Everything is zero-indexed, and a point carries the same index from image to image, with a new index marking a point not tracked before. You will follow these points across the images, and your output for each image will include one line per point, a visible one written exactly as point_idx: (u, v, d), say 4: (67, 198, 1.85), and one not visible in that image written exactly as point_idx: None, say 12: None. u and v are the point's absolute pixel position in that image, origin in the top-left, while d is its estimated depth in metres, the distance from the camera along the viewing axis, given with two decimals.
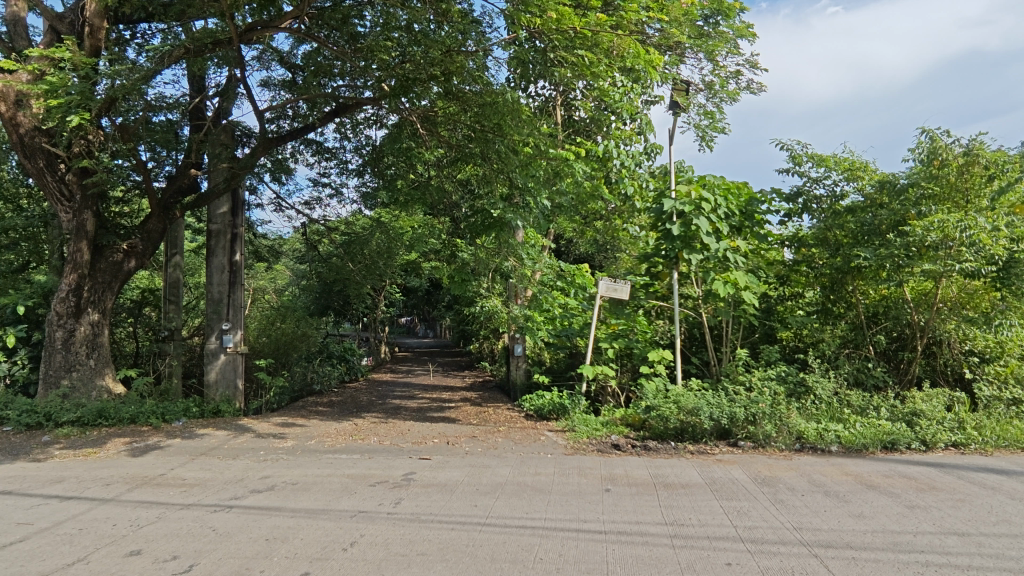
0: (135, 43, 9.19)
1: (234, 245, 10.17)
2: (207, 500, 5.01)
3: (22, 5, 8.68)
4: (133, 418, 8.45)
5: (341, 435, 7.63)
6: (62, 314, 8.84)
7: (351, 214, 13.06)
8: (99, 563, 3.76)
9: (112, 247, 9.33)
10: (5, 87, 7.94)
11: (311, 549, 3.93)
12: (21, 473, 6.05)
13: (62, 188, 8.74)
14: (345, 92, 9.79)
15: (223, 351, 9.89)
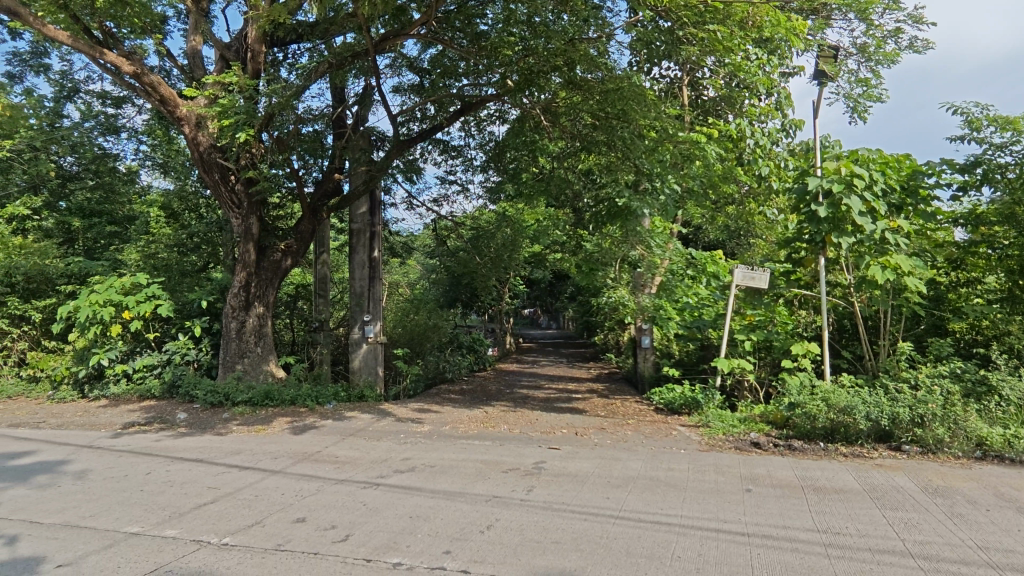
0: (287, 63, 10.17)
1: (372, 242, 10.94)
2: (357, 477, 5.47)
3: (198, 39, 9.96)
4: (292, 400, 9.48)
5: (473, 422, 7.95)
6: (235, 307, 10.10)
7: (477, 209, 13.50)
8: (272, 526, 4.25)
9: (273, 247, 10.45)
10: (187, 112, 9.16)
11: (451, 529, 4.13)
12: (209, 444, 7.03)
13: (232, 196, 9.91)
14: (470, 92, 10.10)
15: (365, 341, 10.70)
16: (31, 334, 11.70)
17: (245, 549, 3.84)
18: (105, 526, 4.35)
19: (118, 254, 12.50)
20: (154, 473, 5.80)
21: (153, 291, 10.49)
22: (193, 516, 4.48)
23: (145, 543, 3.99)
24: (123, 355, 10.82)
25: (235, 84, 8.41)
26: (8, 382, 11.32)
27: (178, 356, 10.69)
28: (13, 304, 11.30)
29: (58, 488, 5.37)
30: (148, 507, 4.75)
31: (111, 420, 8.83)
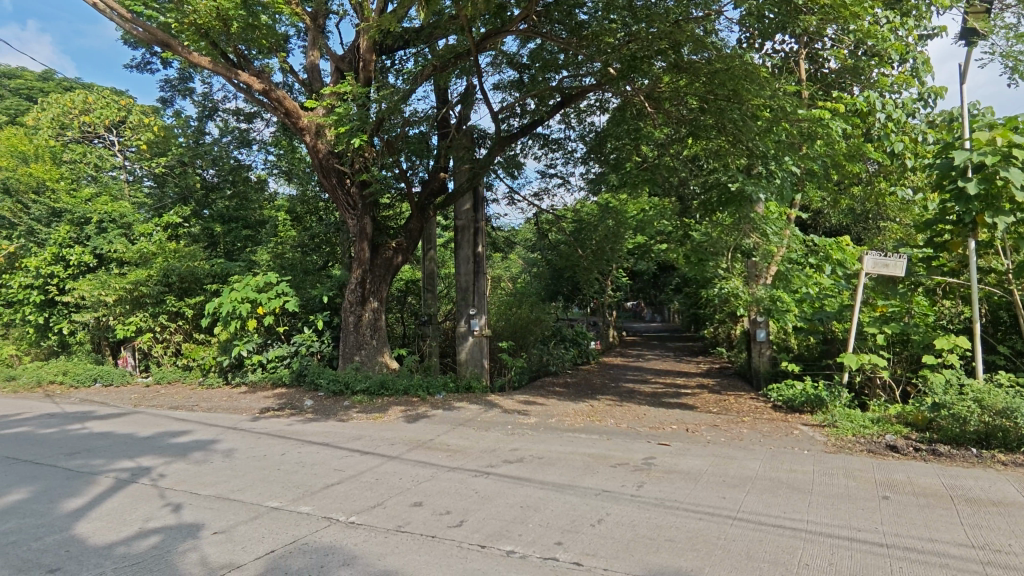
0: (394, 69, 10.67)
1: (476, 238, 11.22)
2: (468, 465, 5.65)
3: (316, 54, 10.70)
4: (405, 390, 9.98)
5: (578, 415, 7.93)
6: (352, 302, 10.79)
7: (578, 201, 13.39)
8: (392, 508, 4.51)
9: (385, 245, 11.05)
10: (308, 122, 9.87)
11: (561, 521, 4.15)
12: (333, 430, 7.59)
13: (348, 199, 10.57)
14: (570, 83, 10.04)
15: (472, 334, 11.01)
16: (184, 328, 13.26)
17: (370, 528, 4.11)
18: (250, 499, 4.83)
19: (252, 255, 13.80)
20: (288, 454, 6.36)
21: (282, 288, 11.43)
22: (323, 495, 4.86)
23: (284, 517, 4.39)
24: (258, 347, 11.95)
25: (349, 93, 8.95)
26: (168, 370, 12.93)
27: (304, 348, 11.61)
28: (170, 301, 12.87)
29: (210, 464, 6.05)
30: (285, 484, 5.22)
31: (250, 405, 9.80)
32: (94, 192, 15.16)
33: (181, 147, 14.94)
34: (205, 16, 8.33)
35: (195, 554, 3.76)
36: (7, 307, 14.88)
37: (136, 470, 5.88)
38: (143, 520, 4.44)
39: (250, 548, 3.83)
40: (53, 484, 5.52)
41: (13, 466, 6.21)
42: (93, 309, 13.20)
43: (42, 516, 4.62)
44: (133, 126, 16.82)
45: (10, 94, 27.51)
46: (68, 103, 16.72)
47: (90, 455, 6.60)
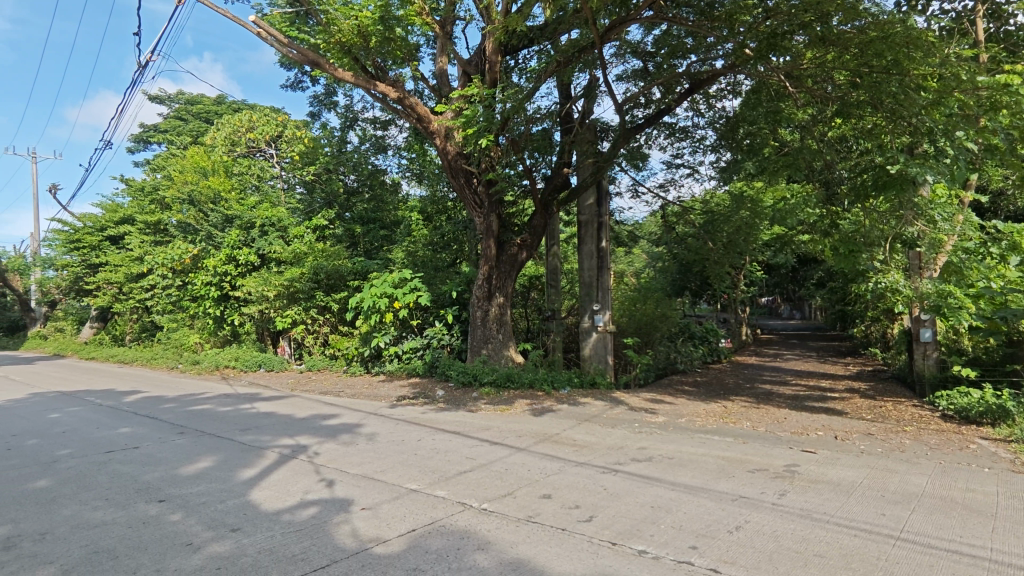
0: (518, 68, 10.87)
1: (600, 232, 11.10)
2: (596, 461, 5.63)
3: (445, 59, 11.19)
4: (531, 383, 10.16)
5: (710, 416, 7.58)
6: (480, 297, 11.20)
7: (707, 192, 12.76)
8: (523, 498, 4.62)
9: (510, 242, 11.31)
10: (438, 125, 10.34)
11: (695, 525, 3.99)
12: (463, 419, 7.93)
13: (476, 197, 10.94)
14: (699, 68, 9.58)
15: (595, 330, 10.92)
16: (331, 320, 14.59)
17: (502, 516, 4.24)
18: (392, 480, 5.20)
19: (388, 254, 14.80)
20: (423, 440, 6.76)
21: (415, 283, 12.21)
22: (457, 481, 5.10)
23: (422, 499, 4.67)
24: (394, 339, 12.82)
25: (476, 96, 9.25)
26: (318, 359, 14.33)
27: (436, 341, 12.34)
28: (319, 297, 14.22)
29: (357, 445, 6.60)
30: (422, 468, 5.56)
31: (388, 393, 10.56)
32: (258, 200, 17.16)
33: (327, 156, 16.48)
34: (349, 33, 9.11)
35: (347, 527, 4.13)
36: (192, 301, 17.36)
37: (296, 447, 6.58)
38: (303, 492, 4.95)
39: (393, 525, 4.12)
40: (231, 455, 6.35)
41: (201, 438, 7.23)
42: (257, 303, 14.97)
43: (224, 482, 5.34)
44: (288, 140, 18.63)
45: (193, 117, 31.92)
46: (237, 122, 18.86)
47: (258, 432, 7.50)
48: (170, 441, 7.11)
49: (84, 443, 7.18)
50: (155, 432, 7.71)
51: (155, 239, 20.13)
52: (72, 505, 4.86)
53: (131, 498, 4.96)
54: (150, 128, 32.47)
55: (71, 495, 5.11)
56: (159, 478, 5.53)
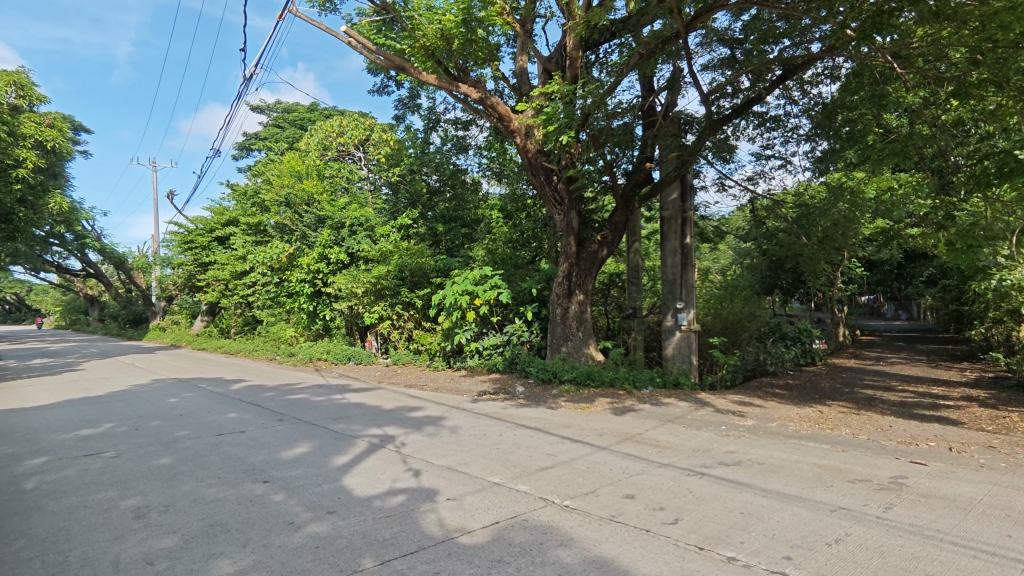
0: (599, 63, 10.73)
1: (684, 228, 10.76)
2: (681, 463, 5.48)
3: (525, 58, 11.24)
4: (611, 382, 10.04)
5: (805, 421, 7.16)
6: (560, 294, 11.19)
7: (801, 183, 12.04)
8: (605, 497, 4.58)
9: (590, 239, 11.22)
10: (519, 124, 10.37)
11: (790, 534, 3.80)
12: (543, 416, 7.97)
13: (556, 194, 10.91)
14: (793, 53, 9.04)
15: (679, 329, 10.61)
16: (415, 316, 15.11)
17: (584, 514, 4.23)
18: (475, 473, 5.32)
19: (469, 252, 15.08)
20: (505, 435, 6.86)
21: (496, 280, 12.29)
22: (539, 477, 5.15)
23: (505, 493, 4.74)
24: (475, 335, 13.09)
25: (557, 93, 9.21)
26: (402, 353, 14.90)
27: (516, 337, 12.48)
28: (404, 293, 14.74)
29: (441, 438, 6.80)
30: (504, 463, 5.64)
31: (470, 388, 10.80)
32: (347, 201, 18.04)
33: (411, 157, 16.79)
34: (433, 37, 9.36)
35: (433, 515, 4.27)
36: (289, 296, 18.53)
37: (384, 437, 6.88)
38: (392, 480, 5.17)
39: (478, 516, 4.21)
40: (326, 442, 6.74)
41: (298, 425, 7.73)
42: (347, 299, 15.76)
43: (320, 467, 5.67)
44: (375, 143, 19.71)
45: (289, 124, 33.98)
46: (329, 128, 20.47)
47: (350, 421, 7.91)
48: (272, 427, 7.65)
49: (198, 426, 7.87)
50: (258, 418, 8.33)
51: (256, 239, 21.66)
52: (190, 481, 5.35)
53: (240, 478, 5.39)
54: (251, 135, 34.90)
55: (189, 472, 5.63)
56: (263, 461, 5.97)
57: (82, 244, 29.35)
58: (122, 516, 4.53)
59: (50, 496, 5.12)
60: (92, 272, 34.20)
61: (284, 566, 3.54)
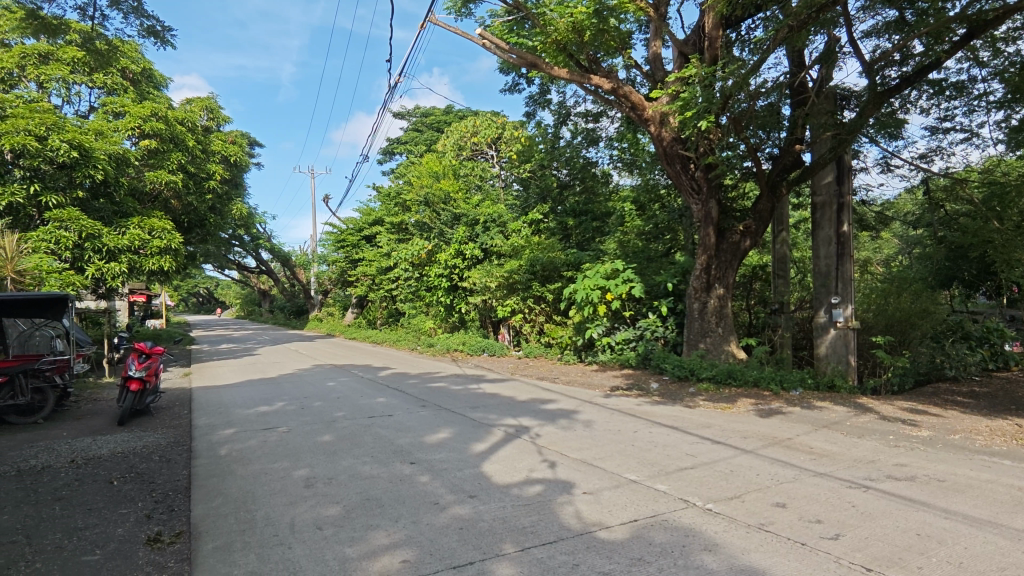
0: (742, 40, 10.01)
1: (841, 215, 9.74)
2: (840, 474, 4.99)
3: (659, 43, 10.81)
4: (756, 381, 9.39)
5: (997, 436, 6.15)
6: (697, 288, 10.70)
7: (989, 157, 10.35)
8: (753, 503, 4.30)
9: (731, 229, 10.61)
10: (654, 112, 9.99)
11: (982, 564, 3.29)
12: (681, 414, 7.67)
13: (693, 183, 10.39)
14: (984, 7, 7.73)
15: (834, 326, 9.65)
16: (546, 310, 15.31)
17: (730, 520, 4.00)
18: (611, 469, 5.26)
19: (600, 245, 14.87)
20: (640, 432, 6.71)
21: (629, 275, 11.96)
22: (679, 477, 4.97)
23: (643, 491, 4.64)
24: (607, 330, 12.94)
25: (694, 77, 8.75)
26: (534, 346, 15.22)
27: (650, 332, 12.17)
28: (535, 287, 14.94)
29: (575, 431, 6.83)
30: (641, 460, 5.52)
31: (602, 382, 10.71)
32: (480, 198, 18.70)
33: (540, 152, 15.88)
34: (564, 31, 9.36)
35: (571, 508, 4.30)
36: (428, 290, 19.65)
37: (519, 428, 7.05)
38: (529, 470, 5.29)
39: (616, 513, 4.17)
40: (465, 429, 7.07)
41: (440, 411, 8.19)
42: (482, 293, 16.35)
43: (461, 452, 5.96)
44: (507, 141, 20.37)
45: (427, 128, 35.89)
46: (464, 129, 21.52)
47: (486, 410, 8.22)
48: (416, 412, 8.19)
49: (353, 408, 8.66)
50: (404, 403, 8.97)
51: (398, 237, 23.20)
52: (349, 458, 5.90)
53: (391, 458, 5.84)
54: (393, 140, 37.36)
55: (347, 450, 6.21)
56: (409, 443, 6.41)
57: (257, 244, 33.52)
58: (295, 485, 5.11)
59: (238, 462, 5.92)
60: (264, 269, 38.94)
61: (432, 543, 3.76)
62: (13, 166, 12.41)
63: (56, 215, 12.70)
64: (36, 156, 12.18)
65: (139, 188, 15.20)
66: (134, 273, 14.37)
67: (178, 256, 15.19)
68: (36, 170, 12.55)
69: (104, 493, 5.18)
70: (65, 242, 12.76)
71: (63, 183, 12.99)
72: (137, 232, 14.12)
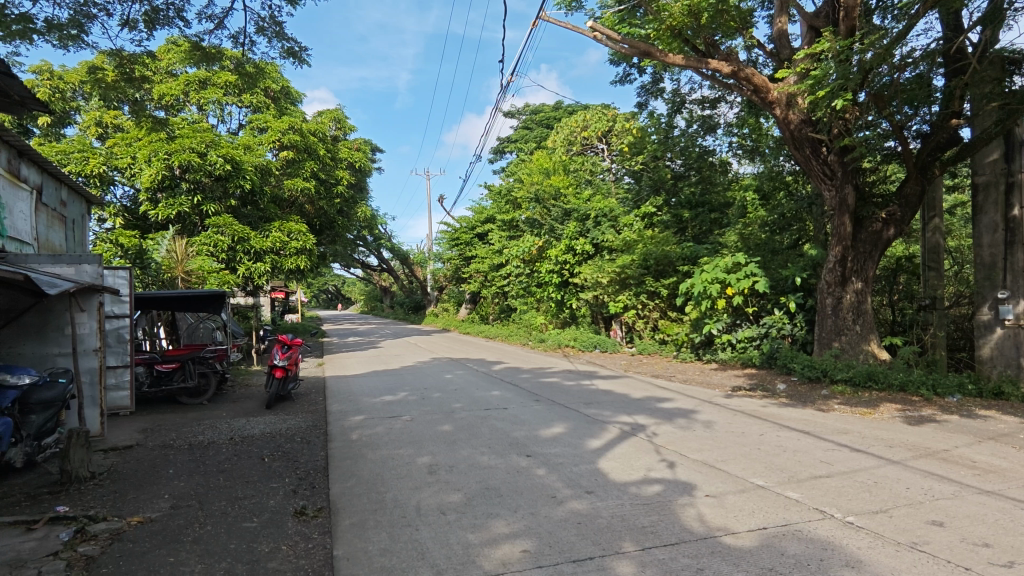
0: (885, 6, 9.00)
1: (1010, 197, 8.46)
2: (1012, 494, 4.35)
3: (785, 18, 10.02)
4: (903, 386, 8.45)
5: None
6: (831, 283, 9.87)
7: None
8: (903, 520, 3.88)
9: (871, 217, 9.66)
10: (779, 94, 9.27)
11: None
12: (813, 418, 7.11)
13: (825, 168, 9.57)
14: None
15: (1001, 325, 8.45)
16: (660, 306, 14.86)
17: (875, 535, 3.65)
18: (736, 472, 5.00)
19: (719, 238, 14.17)
20: (767, 435, 6.31)
21: (752, 269, 11.22)
22: (812, 486, 4.61)
23: (772, 498, 4.36)
24: (727, 326, 12.32)
25: (827, 52, 7.99)
26: (648, 343, 14.88)
27: (775, 330, 11.39)
28: (649, 283, 14.54)
29: (694, 431, 6.57)
30: (769, 465, 5.19)
31: (723, 382, 10.21)
32: (591, 193, 18.50)
33: (653, 143, 15.28)
34: (680, 15, 8.94)
35: (693, 510, 4.14)
36: (538, 286, 19.82)
37: (635, 425, 6.91)
38: (646, 469, 5.18)
39: (742, 519, 3.95)
40: (580, 425, 7.06)
41: (553, 406, 8.25)
42: (593, 289, 16.22)
43: (576, 448, 5.96)
44: (618, 133, 20.08)
45: (537, 125, 36.11)
46: (574, 124, 21.46)
47: (600, 407, 8.16)
48: (530, 406, 8.31)
49: (470, 400, 8.98)
50: (518, 397, 9.14)
51: (509, 235, 23.56)
52: (467, 448, 6.13)
53: (507, 450, 5.98)
54: (504, 139, 38.01)
55: (466, 440, 6.45)
56: (525, 436, 6.53)
57: (379, 244, 35.81)
58: (419, 471, 5.40)
59: (368, 447, 6.37)
60: (386, 267, 41.43)
61: (551, 536, 3.81)
62: (180, 179, 14.18)
63: (215, 222, 14.40)
64: (198, 170, 13.84)
65: (280, 195, 16.77)
66: (275, 271, 15.90)
67: (312, 256, 16.58)
68: (198, 183, 14.27)
69: (258, 468, 5.81)
70: (222, 245, 14.47)
71: (219, 193, 14.66)
72: (278, 234, 15.61)
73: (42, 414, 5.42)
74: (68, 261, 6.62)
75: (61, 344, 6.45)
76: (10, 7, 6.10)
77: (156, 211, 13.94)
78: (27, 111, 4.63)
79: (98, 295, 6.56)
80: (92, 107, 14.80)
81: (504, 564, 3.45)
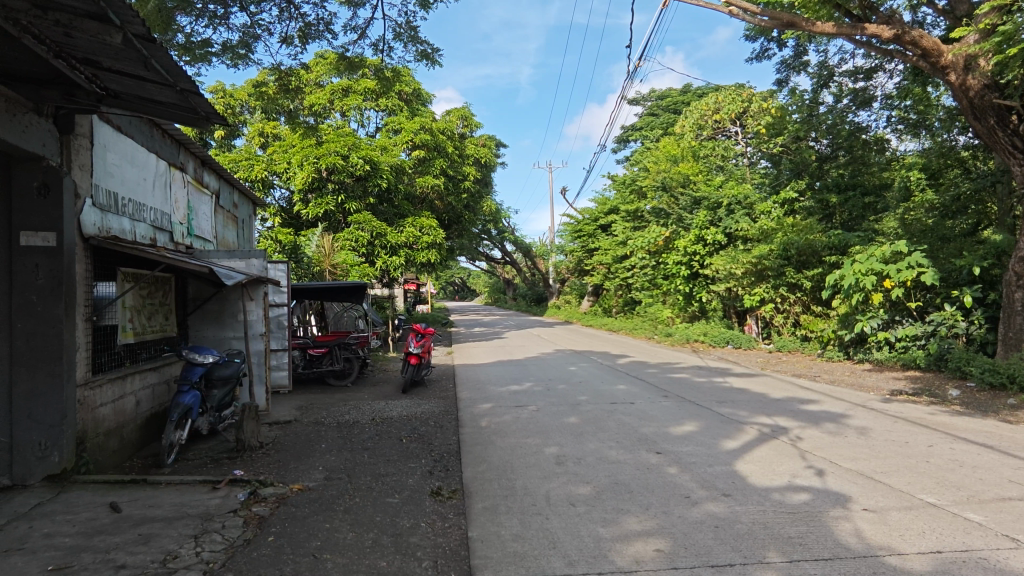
0: None
1: None
2: None
3: None
4: None
5: None
6: (1021, 275, 8.45)
7: None
8: None
9: None
10: (955, 57, 8.02)
11: None
12: (996, 431, 6.14)
13: (1014, 141, 8.25)
14: None
15: None
16: (803, 299, 13.61)
17: None
18: (900, 486, 4.46)
19: (875, 224, 12.69)
20: (937, 447, 5.56)
21: (917, 259, 9.81)
22: (1000, 508, 3.98)
23: (947, 518, 3.83)
24: (884, 324, 11.01)
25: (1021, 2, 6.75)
26: (788, 340, 13.78)
27: (944, 328, 9.99)
28: (789, 274, 13.36)
29: (846, 437, 5.97)
30: (941, 481, 4.56)
31: (878, 384, 9.17)
32: (724, 180, 17.49)
33: (795, 122, 14.05)
34: None
35: (849, 524, 3.76)
36: (665, 279, 19.15)
37: (776, 428, 6.42)
38: (791, 475, 4.79)
39: (909, 539, 3.52)
40: (713, 423, 6.71)
41: (683, 403, 7.94)
42: (725, 281, 15.31)
43: (710, 448, 5.67)
44: (753, 114, 18.85)
45: (664, 111, 34.80)
46: (704, 107, 20.42)
47: (735, 406, 7.69)
48: (658, 402, 8.05)
49: (595, 393, 8.90)
50: (646, 392, 8.89)
51: (633, 226, 22.91)
52: (594, 441, 6.07)
53: (636, 445, 5.85)
54: (628, 127, 37.14)
55: (593, 433, 6.39)
56: (654, 433, 6.34)
57: (502, 237, 36.71)
58: (547, 461, 5.45)
59: (498, 434, 6.55)
60: (509, 260, 42.37)
61: (687, 537, 3.65)
62: (327, 180, 15.49)
63: (356, 219, 15.61)
64: (342, 171, 15.09)
65: (413, 192, 17.74)
66: (409, 264, 16.89)
67: (442, 249, 17.38)
68: (342, 183, 15.55)
69: (397, 448, 6.22)
70: (362, 240, 15.66)
71: (359, 192, 15.86)
72: (411, 230, 16.54)
73: (222, 389, 6.22)
74: (241, 255, 7.52)
75: (235, 328, 7.35)
76: (194, 34, 7.01)
77: (307, 210, 15.40)
78: (209, 126, 5.24)
79: (264, 286, 7.42)
80: (255, 120, 16.68)
81: (637, 562, 3.37)
